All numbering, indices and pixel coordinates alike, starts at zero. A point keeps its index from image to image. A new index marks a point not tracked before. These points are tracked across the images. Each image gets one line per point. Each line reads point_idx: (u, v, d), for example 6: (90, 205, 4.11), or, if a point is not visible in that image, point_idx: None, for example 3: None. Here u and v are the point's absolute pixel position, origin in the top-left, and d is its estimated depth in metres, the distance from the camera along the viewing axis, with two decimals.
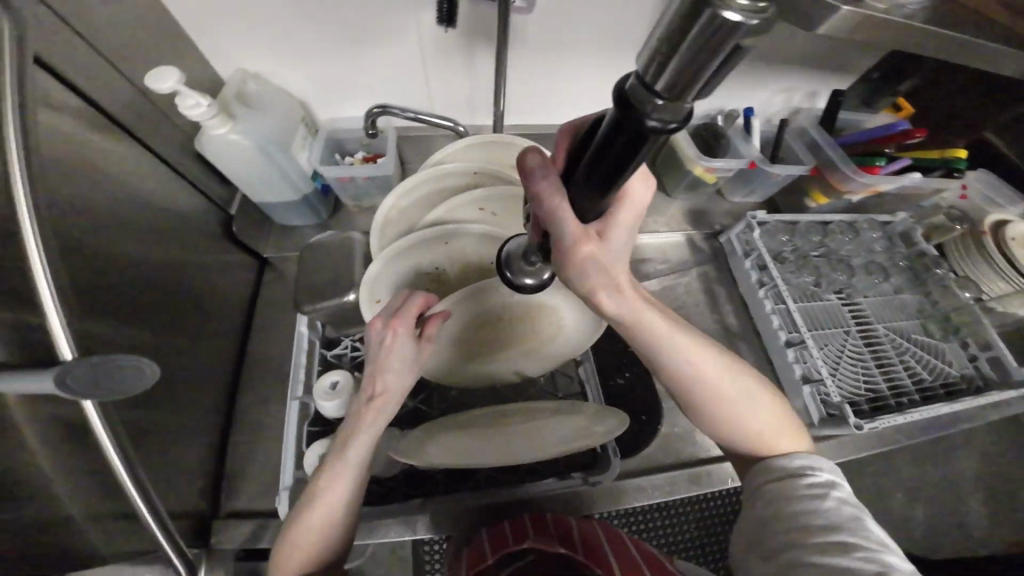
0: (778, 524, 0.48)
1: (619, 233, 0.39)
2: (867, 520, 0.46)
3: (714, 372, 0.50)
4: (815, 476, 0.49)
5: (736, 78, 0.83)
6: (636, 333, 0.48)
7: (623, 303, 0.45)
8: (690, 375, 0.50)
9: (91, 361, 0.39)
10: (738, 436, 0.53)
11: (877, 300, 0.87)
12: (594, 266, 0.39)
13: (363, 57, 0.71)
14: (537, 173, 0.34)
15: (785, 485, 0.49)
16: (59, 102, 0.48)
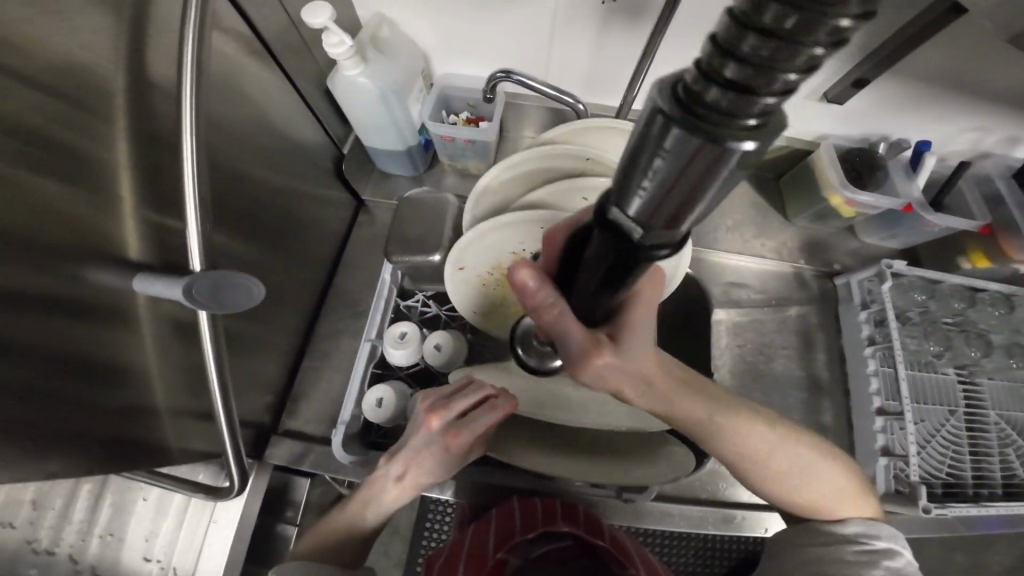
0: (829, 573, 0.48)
1: (633, 335, 0.38)
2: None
3: (756, 443, 0.49)
4: (872, 544, 0.48)
5: (919, 101, 0.69)
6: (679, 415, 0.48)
7: (652, 397, 0.45)
8: (725, 449, 0.50)
9: (211, 277, 0.44)
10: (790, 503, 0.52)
11: (1000, 384, 0.73)
12: (609, 371, 0.39)
13: (497, 18, 0.68)
14: (532, 287, 0.34)
15: (830, 547, 0.49)
16: (225, 27, 0.51)
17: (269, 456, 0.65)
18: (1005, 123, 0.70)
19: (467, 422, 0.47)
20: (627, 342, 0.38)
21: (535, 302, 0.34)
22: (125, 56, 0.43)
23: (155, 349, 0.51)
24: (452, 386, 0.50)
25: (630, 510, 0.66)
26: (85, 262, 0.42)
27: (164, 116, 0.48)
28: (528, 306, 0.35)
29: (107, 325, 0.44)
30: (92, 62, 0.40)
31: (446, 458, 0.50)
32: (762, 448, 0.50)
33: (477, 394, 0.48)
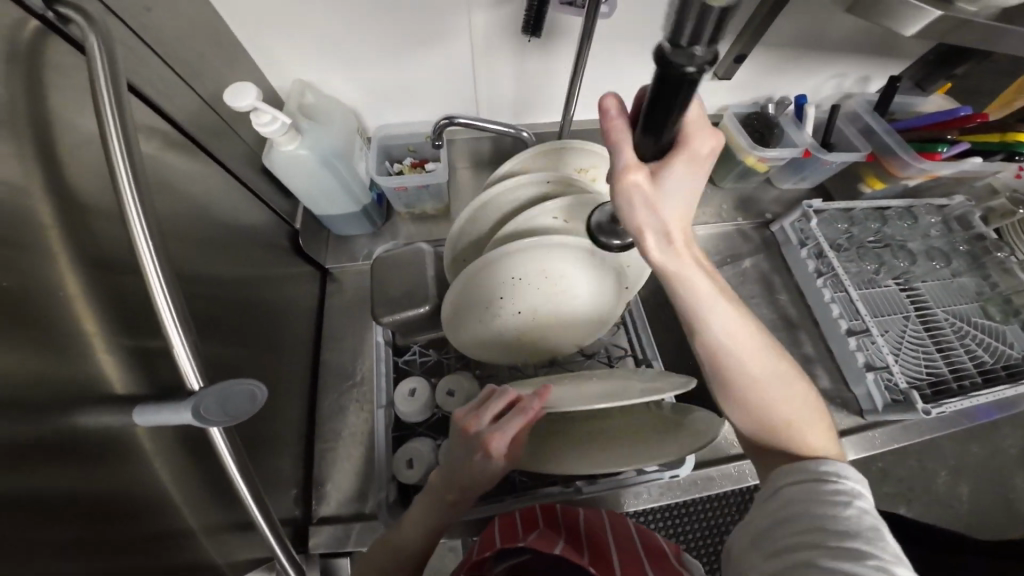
0: (790, 526, 0.44)
1: (674, 177, 0.41)
2: (887, 534, 0.42)
3: (762, 358, 0.50)
4: (839, 483, 0.45)
5: (788, 63, 0.82)
6: (678, 288, 0.48)
7: (667, 247, 0.46)
8: (729, 354, 0.49)
9: (214, 391, 0.42)
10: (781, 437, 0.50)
11: (934, 284, 0.87)
12: (642, 202, 0.42)
13: (418, 66, 0.72)
14: (613, 112, 0.41)
15: (806, 488, 0.46)
16: (140, 126, 0.48)
17: (314, 547, 0.61)
18: (856, 64, 0.85)
19: (494, 430, 0.46)
20: (668, 182, 0.41)
21: (609, 126, 0.42)
22: (39, 179, 0.38)
23: (165, 476, 0.47)
24: (483, 398, 0.51)
25: (678, 486, 0.68)
26: (67, 410, 0.38)
27: (103, 232, 0.44)
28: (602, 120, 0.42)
29: (110, 467, 0.41)
30: (9, 195, 0.36)
31: (477, 475, 0.48)
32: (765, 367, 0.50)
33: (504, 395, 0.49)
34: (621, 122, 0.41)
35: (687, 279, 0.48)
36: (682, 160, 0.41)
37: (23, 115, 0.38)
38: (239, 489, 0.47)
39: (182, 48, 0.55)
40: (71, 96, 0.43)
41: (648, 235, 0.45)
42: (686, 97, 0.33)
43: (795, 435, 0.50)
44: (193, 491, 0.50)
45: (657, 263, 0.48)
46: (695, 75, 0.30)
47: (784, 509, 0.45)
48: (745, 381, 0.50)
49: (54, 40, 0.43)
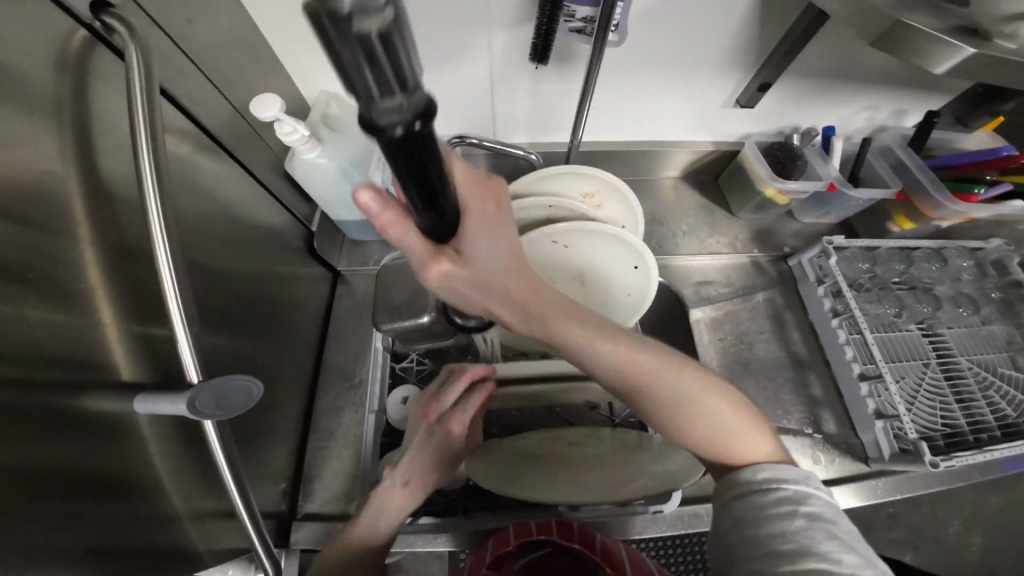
0: (746, 554, 0.42)
1: (481, 242, 0.37)
2: (840, 535, 0.40)
3: (651, 377, 0.46)
4: (781, 489, 0.43)
5: (816, 95, 0.80)
6: (559, 343, 0.46)
7: (521, 312, 0.44)
8: (642, 388, 0.46)
9: (211, 386, 0.46)
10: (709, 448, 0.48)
11: (960, 330, 0.83)
12: (459, 281, 0.38)
13: (438, 81, 0.74)
14: (376, 209, 0.32)
15: (753, 501, 0.44)
16: (173, 129, 0.52)
17: (295, 542, 0.64)
18: (891, 98, 0.81)
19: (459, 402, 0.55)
20: (471, 245, 0.37)
21: (381, 221, 0.33)
22: (73, 178, 0.42)
23: (158, 460, 0.50)
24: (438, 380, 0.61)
25: (662, 519, 0.66)
26: (77, 393, 0.42)
27: (129, 229, 0.48)
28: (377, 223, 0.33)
29: (111, 449, 0.45)
30: (42, 193, 0.39)
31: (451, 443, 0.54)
32: (675, 396, 0.46)
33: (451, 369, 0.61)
34: (393, 205, 0.32)
35: (568, 340, 0.45)
36: (473, 222, 0.36)
37: (64, 118, 0.42)
38: (226, 480, 0.51)
39: (217, 58, 0.58)
40: (111, 101, 0.47)
41: (495, 304, 0.43)
42: (436, 147, 0.26)
43: (728, 451, 0.47)
44: (182, 474, 0.53)
45: (517, 326, 0.46)
46: (417, 132, 0.24)
47: (732, 525, 0.44)
48: (658, 403, 0.47)
49: (99, 48, 0.46)
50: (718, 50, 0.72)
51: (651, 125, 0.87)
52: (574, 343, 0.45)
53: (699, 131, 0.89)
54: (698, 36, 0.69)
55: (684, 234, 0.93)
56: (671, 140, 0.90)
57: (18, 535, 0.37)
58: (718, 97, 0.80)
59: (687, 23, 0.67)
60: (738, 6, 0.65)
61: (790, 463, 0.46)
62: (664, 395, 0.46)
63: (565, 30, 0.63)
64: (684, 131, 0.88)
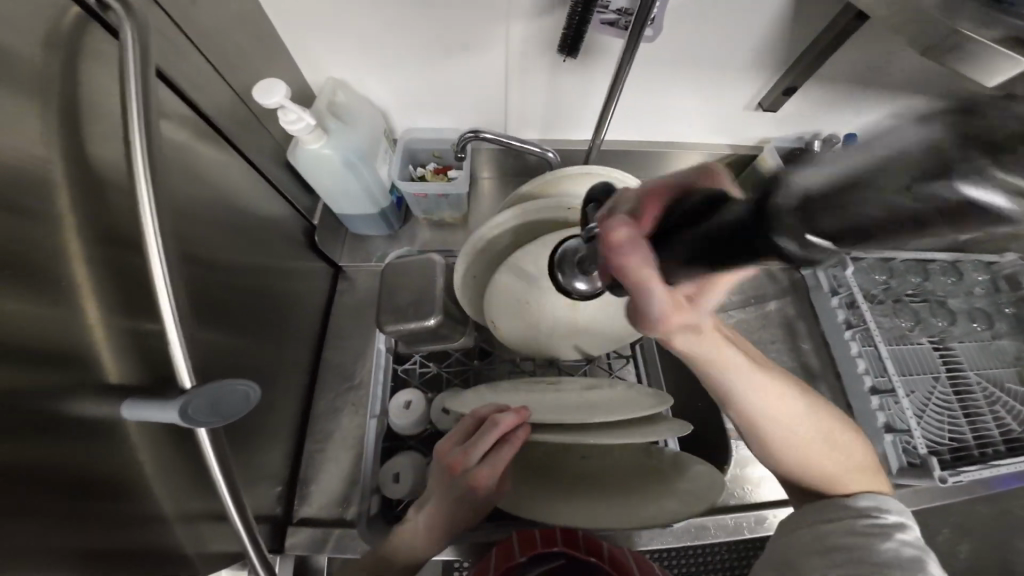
0: (823, 557, 0.44)
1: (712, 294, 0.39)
2: (931, 568, 0.41)
3: (784, 405, 0.48)
4: (881, 517, 0.45)
5: (840, 100, 0.78)
6: (722, 374, 0.47)
7: (697, 342, 0.45)
8: (764, 420, 0.48)
9: (207, 392, 0.43)
10: (807, 471, 0.49)
11: (971, 344, 0.81)
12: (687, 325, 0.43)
13: (452, 73, 0.70)
14: (627, 243, 0.35)
15: (843, 518, 0.45)
16: (171, 114, 0.48)
17: (291, 547, 0.62)
18: None
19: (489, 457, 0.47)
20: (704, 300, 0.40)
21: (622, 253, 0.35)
22: (61, 163, 0.39)
23: (147, 464, 0.48)
24: (466, 427, 0.50)
25: (668, 531, 0.65)
26: (62, 395, 0.39)
27: (120, 219, 0.45)
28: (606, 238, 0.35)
29: (98, 455, 0.42)
30: (26, 179, 0.36)
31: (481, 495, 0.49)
32: (803, 424, 0.49)
33: (476, 412, 0.50)
34: (637, 236, 0.34)
35: (721, 370, 0.47)
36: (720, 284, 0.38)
37: (54, 98, 0.39)
38: (217, 485, 0.48)
39: (221, 41, 0.55)
40: (104, 82, 0.44)
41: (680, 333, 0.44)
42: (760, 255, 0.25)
43: (826, 476, 0.48)
44: (173, 478, 0.51)
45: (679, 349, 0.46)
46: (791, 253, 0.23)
47: (814, 533, 0.46)
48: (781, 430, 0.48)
49: (93, 27, 0.43)
50: (745, 51, 0.69)
51: (669, 126, 0.84)
52: (718, 376, 0.47)
53: (717, 133, 0.86)
54: (727, 35, 0.66)
55: None
56: (688, 142, 0.88)
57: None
58: (740, 99, 0.78)
59: (716, 21, 0.64)
60: (771, 6, 0.62)
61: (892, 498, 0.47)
62: (786, 422, 0.48)
63: (597, 22, 0.60)
64: (702, 133, 0.86)
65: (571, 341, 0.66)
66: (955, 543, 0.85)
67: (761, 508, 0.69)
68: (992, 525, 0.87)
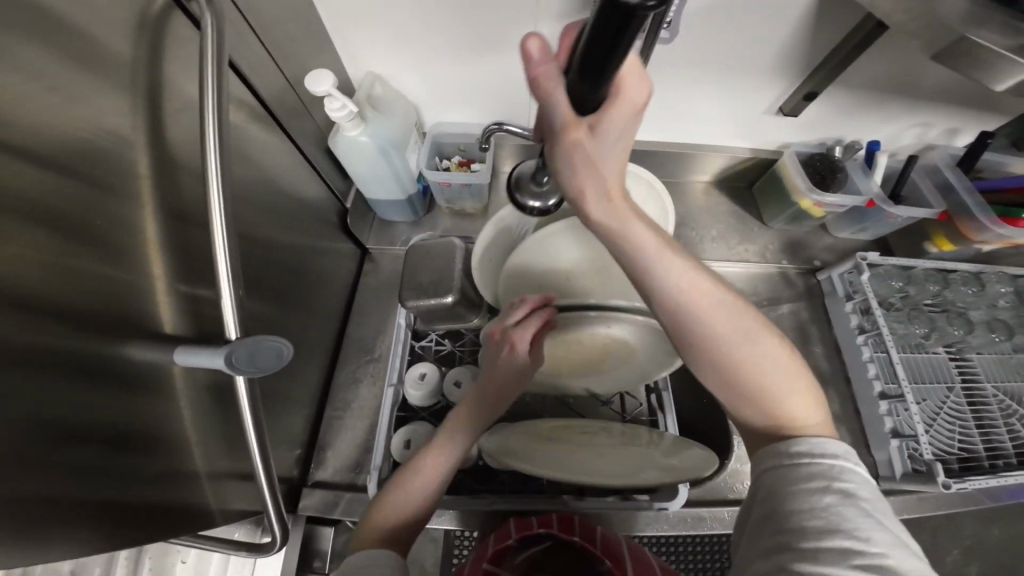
0: (771, 525, 0.40)
1: (614, 129, 0.37)
2: (874, 515, 0.38)
3: (717, 313, 0.43)
4: (818, 463, 0.41)
5: (863, 107, 0.79)
6: (619, 245, 0.44)
7: (609, 206, 0.42)
8: (685, 310, 0.43)
9: (246, 344, 0.48)
10: (736, 389, 0.45)
11: (989, 357, 0.81)
12: (581, 158, 0.39)
13: (481, 69, 0.74)
14: (538, 57, 0.35)
15: (783, 477, 0.42)
16: (236, 100, 0.55)
17: (304, 508, 0.67)
18: (946, 116, 0.81)
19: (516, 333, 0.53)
20: (606, 131, 0.37)
21: (540, 75, 0.35)
22: (140, 135, 0.45)
23: (185, 411, 0.53)
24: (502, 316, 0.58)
25: (667, 518, 0.66)
26: (121, 342, 0.45)
27: (184, 188, 0.51)
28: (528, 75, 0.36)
29: (146, 398, 0.48)
30: (112, 147, 0.42)
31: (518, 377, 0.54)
32: (716, 309, 0.43)
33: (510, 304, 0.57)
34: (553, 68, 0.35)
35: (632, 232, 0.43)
36: (620, 109, 0.36)
37: (141, 83, 0.45)
38: (249, 439, 0.54)
39: (279, 34, 0.61)
40: (179, 67, 0.50)
41: (589, 196, 0.42)
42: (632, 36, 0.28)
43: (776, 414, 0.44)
44: (204, 427, 0.57)
45: (597, 223, 0.43)
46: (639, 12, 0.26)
47: (766, 504, 0.41)
48: (722, 352, 0.44)
49: (177, 17, 0.50)
50: (766, 56, 0.71)
51: (689, 126, 0.86)
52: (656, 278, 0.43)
53: (737, 137, 0.88)
54: (748, 38, 0.68)
55: (710, 239, 0.92)
56: (708, 144, 0.90)
57: (48, 469, 0.40)
58: (761, 103, 0.80)
59: (737, 25, 0.66)
60: (791, 14, 0.64)
61: (832, 438, 0.43)
62: (717, 328, 0.43)
63: None
64: (722, 136, 0.88)
65: (604, 291, 0.64)
66: (963, 557, 0.84)
67: None
68: (1004, 546, 0.85)
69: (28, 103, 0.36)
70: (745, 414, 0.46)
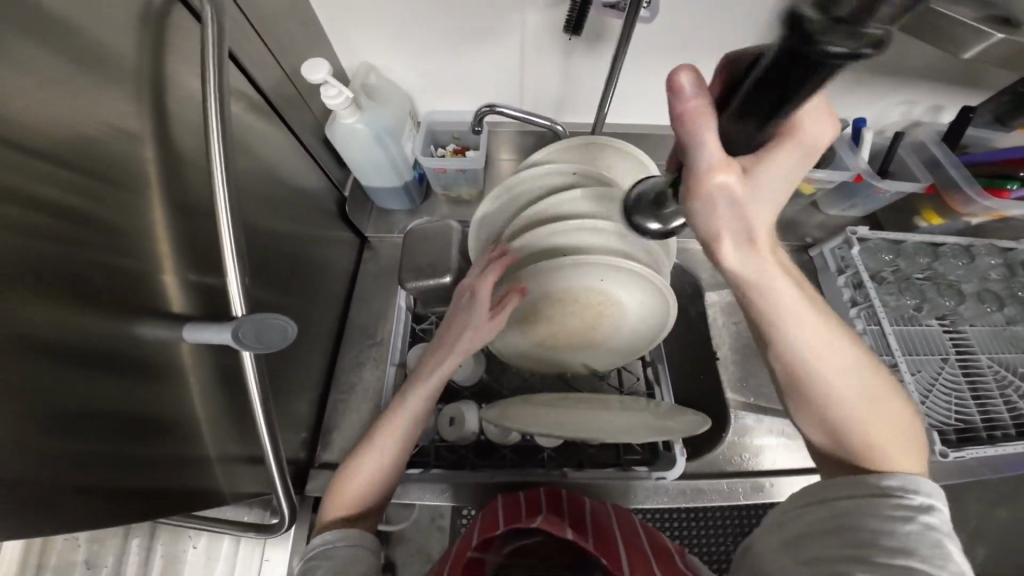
0: (840, 537, 0.45)
1: (767, 173, 0.35)
2: (950, 552, 0.42)
3: (833, 351, 0.49)
4: (909, 498, 0.45)
5: (848, 84, 0.81)
6: (752, 291, 0.47)
7: (744, 252, 0.43)
8: (800, 350, 0.49)
9: (253, 320, 0.50)
10: (834, 425, 0.51)
11: (982, 329, 0.82)
12: (725, 203, 0.36)
13: (471, 57, 0.76)
14: (689, 92, 0.33)
15: (865, 500, 0.46)
16: (238, 90, 0.57)
17: (312, 488, 0.68)
18: (930, 93, 0.82)
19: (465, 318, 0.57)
20: (761, 176, 0.35)
21: (689, 119, 0.33)
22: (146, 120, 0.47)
23: (194, 389, 0.55)
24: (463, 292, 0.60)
25: (664, 491, 0.66)
26: (130, 320, 0.46)
27: (188, 173, 0.53)
28: (675, 114, 0.33)
29: (156, 371, 0.50)
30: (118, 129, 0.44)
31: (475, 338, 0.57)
32: (842, 366, 0.50)
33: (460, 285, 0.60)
34: (709, 108, 0.33)
35: (766, 287, 0.46)
36: (779, 157, 0.34)
37: (143, 73, 0.47)
38: (257, 417, 0.55)
39: (277, 27, 0.63)
40: (180, 55, 0.52)
41: (727, 239, 0.41)
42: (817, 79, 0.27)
43: (869, 451, 0.49)
44: (213, 405, 0.58)
45: (728, 266, 0.45)
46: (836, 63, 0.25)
47: (836, 518, 0.46)
48: (832, 385, 0.50)
49: (177, 8, 0.51)
50: (751, 35, 0.72)
51: None
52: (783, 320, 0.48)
53: None
54: (733, 18, 0.70)
55: None
56: None
57: (64, 441, 0.41)
58: None
59: (721, 5, 0.67)
60: None
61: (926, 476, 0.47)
62: (830, 362, 0.50)
63: (602, 7, 0.64)
64: None
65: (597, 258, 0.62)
66: (963, 527, 0.85)
67: (759, 475, 0.70)
68: (1003, 514, 0.86)
69: (36, 91, 0.37)
70: (837, 449, 0.52)
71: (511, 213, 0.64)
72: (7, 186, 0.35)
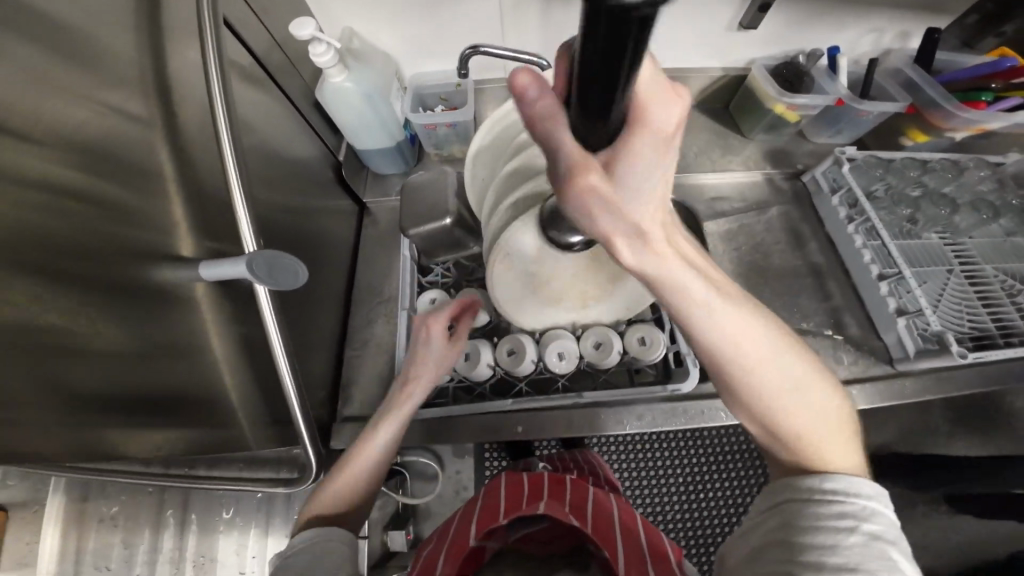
0: (787, 549, 0.43)
1: (635, 166, 0.32)
2: (893, 557, 0.41)
3: (756, 346, 0.45)
4: (848, 504, 0.44)
5: (818, 12, 0.83)
6: (661, 285, 0.42)
7: (639, 246, 0.38)
8: (724, 345, 0.45)
9: (265, 255, 0.50)
10: (765, 423, 0.48)
11: (981, 240, 0.83)
12: (601, 205, 0.33)
13: (451, 14, 0.78)
14: (533, 93, 0.29)
15: (805, 507, 0.44)
16: (233, 57, 0.59)
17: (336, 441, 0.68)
18: (898, 16, 0.85)
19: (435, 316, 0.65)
20: (628, 174, 0.32)
21: (536, 114, 0.30)
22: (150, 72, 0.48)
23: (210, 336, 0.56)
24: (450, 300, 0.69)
25: (682, 412, 0.66)
26: (147, 263, 0.48)
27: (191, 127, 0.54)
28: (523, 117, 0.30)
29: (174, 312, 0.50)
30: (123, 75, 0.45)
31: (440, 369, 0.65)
32: (765, 359, 0.45)
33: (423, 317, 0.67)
34: (549, 99, 0.29)
35: (674, 281, 0.41)
36: (643, 141, 0.31)
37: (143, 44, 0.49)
38: (276, 360, 0.55)
39: None
40: None
41: (617, 235, 0.37)
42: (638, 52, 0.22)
43: (807, 449, 0.47)
44: (230, 355, 0.59)
45: (628, 262, 0.40)
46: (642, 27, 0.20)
47: (786, 531, 0.44)
48: (760, 383, 0.46)
49: None
50: None
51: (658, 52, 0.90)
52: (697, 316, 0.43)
53: (708, 57, 0.92)
54: None
55: (692, 156, 0.95)
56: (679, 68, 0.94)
57: None
58: (722, 20, 0.84)
59: None
60: None
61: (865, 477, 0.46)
62: (762, 359, 0.45)
63: None
64: (692, 58, 0.92)
65: None
66: (988, 438, 0.85)
67: None
68: None
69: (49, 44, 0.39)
70: (771, 444, 0.50)
71: (503, 148, 0.66)
72: (10, 161, 0.36)
